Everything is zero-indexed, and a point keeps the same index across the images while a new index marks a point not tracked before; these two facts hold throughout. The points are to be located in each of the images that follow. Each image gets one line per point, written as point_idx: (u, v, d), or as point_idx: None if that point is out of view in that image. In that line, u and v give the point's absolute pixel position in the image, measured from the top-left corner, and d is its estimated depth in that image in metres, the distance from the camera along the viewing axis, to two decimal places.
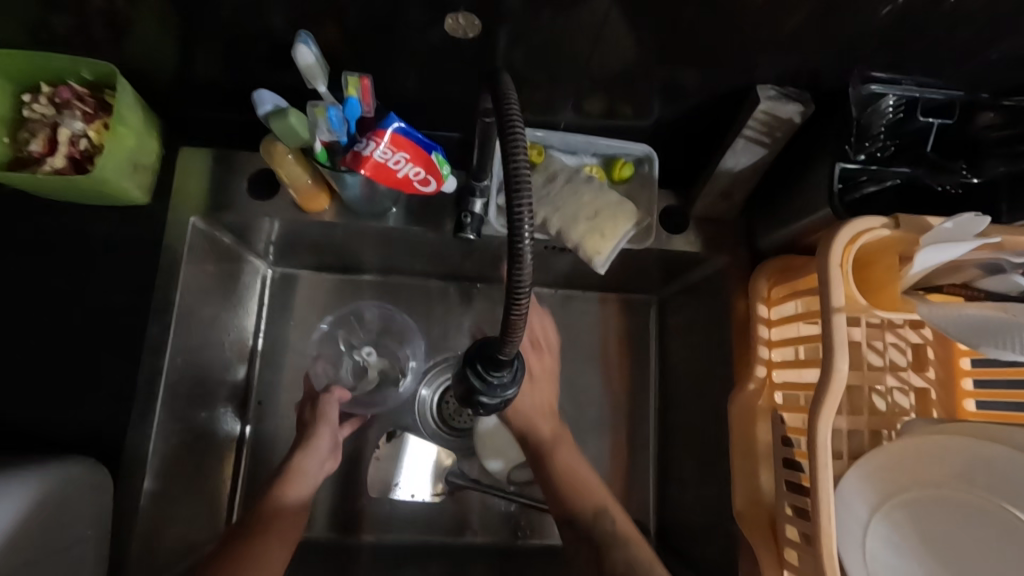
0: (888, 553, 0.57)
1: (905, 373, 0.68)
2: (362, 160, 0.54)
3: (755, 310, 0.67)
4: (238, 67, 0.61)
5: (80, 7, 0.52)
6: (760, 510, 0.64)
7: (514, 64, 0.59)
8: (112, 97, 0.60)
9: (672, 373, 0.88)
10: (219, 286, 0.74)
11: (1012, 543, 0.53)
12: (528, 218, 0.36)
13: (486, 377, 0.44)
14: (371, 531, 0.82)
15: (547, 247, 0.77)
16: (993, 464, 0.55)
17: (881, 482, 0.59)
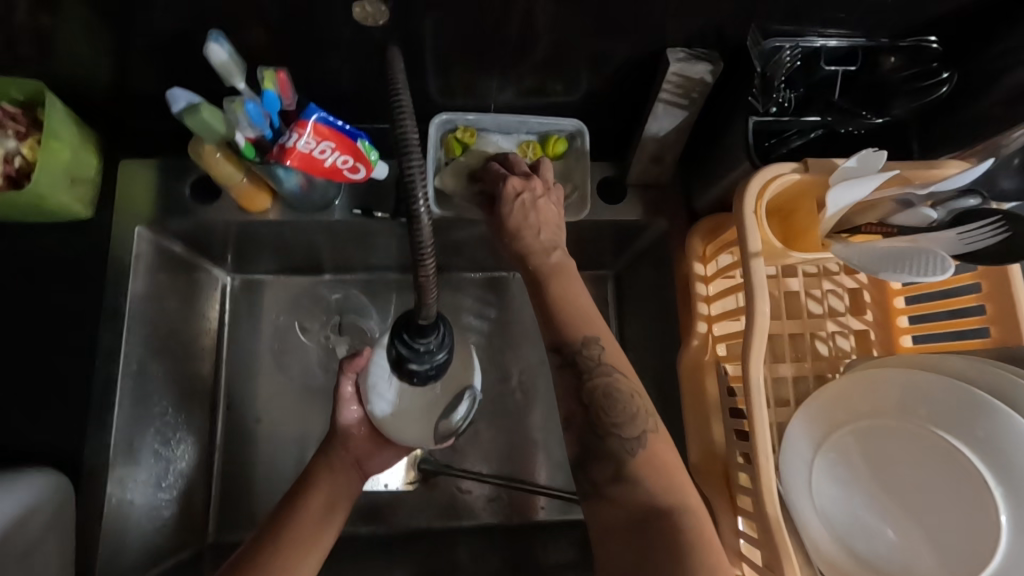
0: (836, 489, 0.57)
1: (843, 317, 0.70)
2: (287, 152, 0.55)
3: (692, 269, 0.69)
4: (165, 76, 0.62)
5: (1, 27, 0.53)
6: (714, 460, 0.66)
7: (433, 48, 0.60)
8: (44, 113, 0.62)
9: (632, 344, 0.90)
10: (173, 292, 0.75)
11: (946, 466, 0.53)
12: (421, 180, 0.37)
13: (413, 344, 0.46)
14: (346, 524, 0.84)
15: (492, 227, 0.79)
16: (923, 390, 0.56)
17: (822, 419, 0.60)
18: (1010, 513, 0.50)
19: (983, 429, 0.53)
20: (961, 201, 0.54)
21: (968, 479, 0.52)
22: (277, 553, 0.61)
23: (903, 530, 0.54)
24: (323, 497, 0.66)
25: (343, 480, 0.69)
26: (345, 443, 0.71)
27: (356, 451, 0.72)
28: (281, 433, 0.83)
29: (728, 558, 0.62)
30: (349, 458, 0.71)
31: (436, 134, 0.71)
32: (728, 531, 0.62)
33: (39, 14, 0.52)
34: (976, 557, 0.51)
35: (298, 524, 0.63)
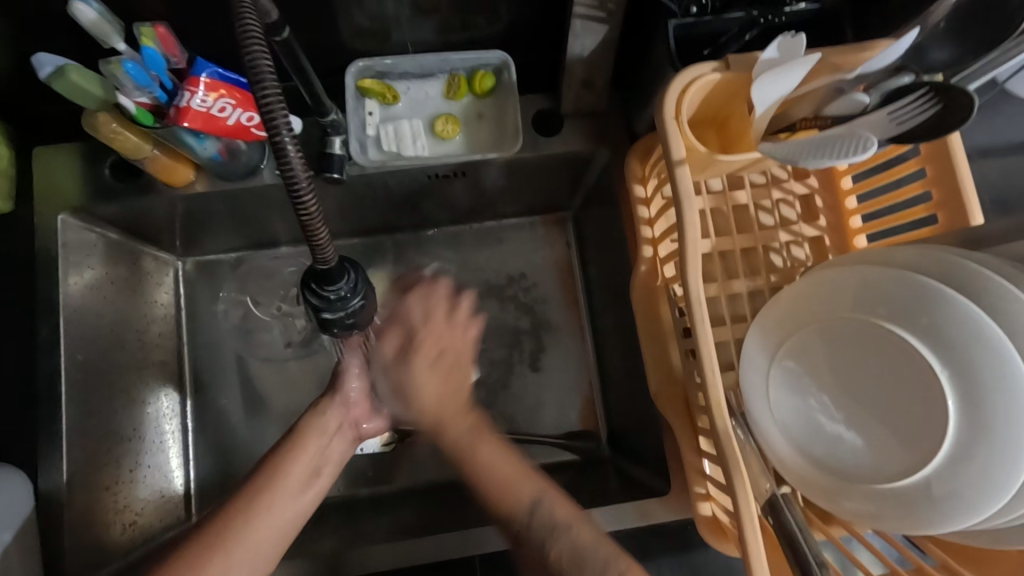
0: (791, 398, 0.56)
1: (797, 226, 0.67)
2: (183, 113, 0.53)
3: (633, 192, 0.66)
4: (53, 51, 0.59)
5: None
6: (674, 386, 0.64)
7: None
8: None
9: (595, 283, 0.88)
10: (118, 279, 0.74)
11: (899, 364, 0.51)
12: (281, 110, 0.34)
13: (322, 292, 0.44)
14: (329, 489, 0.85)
15: (431, 177, 0.76)
16: (876, 290, 0.54)
17: (775, 329, 0.58)
18: (957, 402, 0.48)
19: (931, 319, 0.51)
20: (894, 81, 0.50)
21: (919, 373, 0.50)
22: (248, 514, 0.56)
23: (860, 432, 0.53)
24: (309, 460, 0.62)
25: (336, 441, 0.65)
26: (346, 402, 0.68)
27: (354, 412, 0.69)
28: (249, 411, 0.84)
29: (692, 478, 0.61)
30: (345, 420, 0.67)
31: (353, 83, 0.68)
32: (690, 452, 0.61)
33: None
34: (927, 451, 0.49)
35: (282, 487, 0.59)
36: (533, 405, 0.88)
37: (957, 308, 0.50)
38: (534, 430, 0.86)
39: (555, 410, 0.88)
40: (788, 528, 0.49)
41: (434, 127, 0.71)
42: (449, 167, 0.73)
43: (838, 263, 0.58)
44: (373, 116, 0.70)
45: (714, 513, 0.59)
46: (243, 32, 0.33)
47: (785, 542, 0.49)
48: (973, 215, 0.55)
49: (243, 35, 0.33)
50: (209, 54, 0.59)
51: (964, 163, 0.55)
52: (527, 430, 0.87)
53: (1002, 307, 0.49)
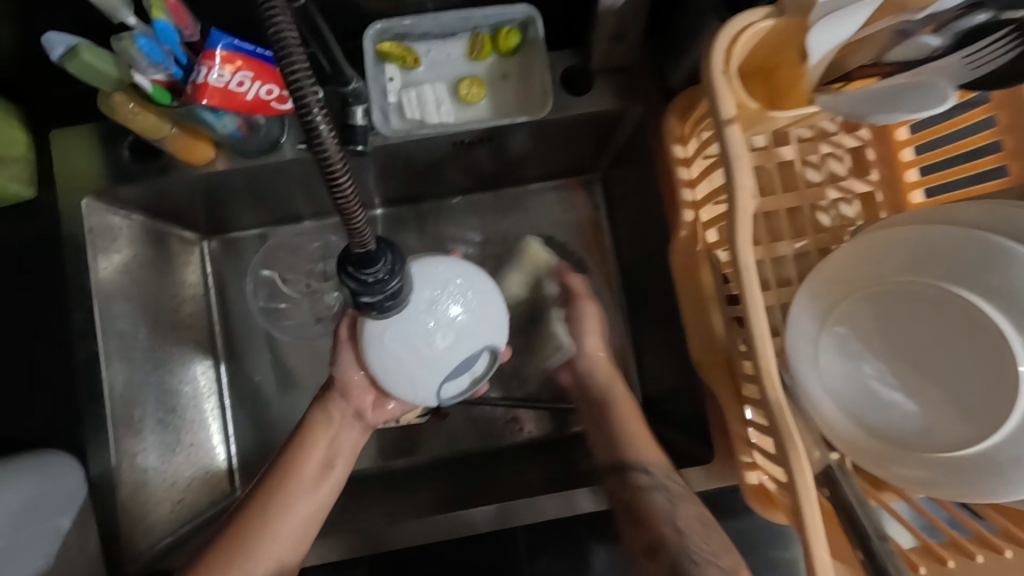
0: (845, 366, 0.53)
1: (846, 181, 0.63)
2: (201, 90, 0.50)
3: (671, 152, 0.63)
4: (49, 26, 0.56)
5: None
6: (718, 354, 0.62)
7: None
8: None
9: (626, 246, 0.85)
10: (146, 261, 0.73)
11: (962, 327, 0.49)
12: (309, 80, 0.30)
13: (360, 276, 0.42)
14: (368, 460, 0.86)
15: (455, 144, 0.73)
16: (935, 250, 0.51)
17: (826, 293, 0.55)
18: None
19: (996, 282, 0.48)
20: (968, 19, 0.44)
21: (985, 336, 0.48)
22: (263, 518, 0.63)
23: (921, 399, 0.51)
24: (316, 461, 0.68)
25: (342, 434, 0.70)
26: (347, 397, 0.69)
27: (356, 405, 0.70)
28: (284, 386, 0.84)
29: (738, 447, 0.59)
30: (349, 411, 0.70)
31: (372, 47, 0.64)
32: (736, 422, 0.60)
33: None
34: (995, 418, 0.47)
35: (295, 485, 0.66)
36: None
37: None
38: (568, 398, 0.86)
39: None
40: (846, 500, 0.48)
41: (457, 91, 0.67)
42: (474, 133, 0.70)
43: (893, 224, 0.55)
44: (394, 82, 0.66)
45: (761, 482, 0.58)
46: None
47: (841, 513, 0.48)
48: None
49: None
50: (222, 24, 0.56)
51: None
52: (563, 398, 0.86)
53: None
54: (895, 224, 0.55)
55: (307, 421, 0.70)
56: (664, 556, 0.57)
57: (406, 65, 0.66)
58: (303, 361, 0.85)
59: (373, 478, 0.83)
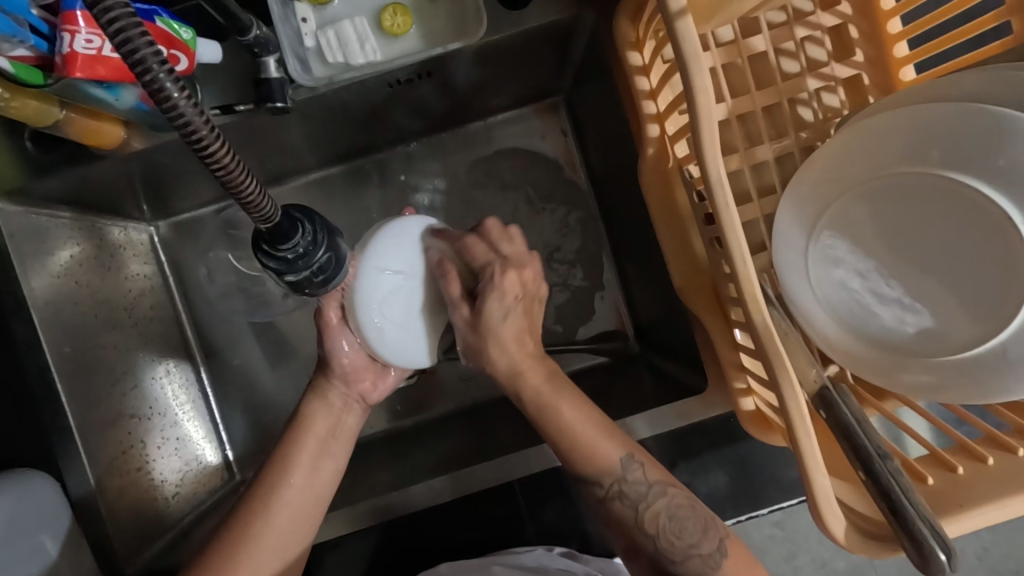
0: (839, 271, 0.49)
1: (828, 68, 0.56)
2: (71, 63, 0.43)
3: (627, 61, 0.55)
4: None
5: None
6: (701, 278, 0.57)
7: None
8: None
9: (599, 172, 0.79)
10: (87, 260, 0.69)
11: (963, 217, 0.44)
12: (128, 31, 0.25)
13: (278, 253, 0.38)
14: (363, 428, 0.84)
15: (392, 85, 0.66)
16: (930, 131, 0.45)
17: (812, 196, 0.50)
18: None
19: (1009, 157, 0.42)
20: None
21: (989, 224, 0.43)
22: (258, 507, 0.59)
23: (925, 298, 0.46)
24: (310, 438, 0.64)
25: (341, 417, 0.67)
26: (346, 379, 0.68)
27: (357, 386, 0.69)
28: (265, 363, 0.82)
29: (730, 374, 0.56)
30: (350, 396, 0.69)
31: None
32: (725, 347, 0.56)
33: None
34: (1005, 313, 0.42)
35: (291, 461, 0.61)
36: (554, 314, 0.83)
37: None
38: (558, 340, 0.82)
39: (577, 315, 0.82)
40: (844, 421, 0.45)
41: (380, 23, 0.60)
42: (410, 70, 0.63)
43: (881, 108, 0.49)
44: (308, 23, 0.59)
45: (757, 407, 0.55)
46: None
47: (839, 435, 0.45)
48: None
49: None
50: None
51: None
52: (553, 342, 0.82)
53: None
54: (883, 108, 0.49)
55: (304, 408, 0.66)
56: (660, 489, 0.55)
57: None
58: (280, 337, 0.83)
59: (370, 444, 0.82)
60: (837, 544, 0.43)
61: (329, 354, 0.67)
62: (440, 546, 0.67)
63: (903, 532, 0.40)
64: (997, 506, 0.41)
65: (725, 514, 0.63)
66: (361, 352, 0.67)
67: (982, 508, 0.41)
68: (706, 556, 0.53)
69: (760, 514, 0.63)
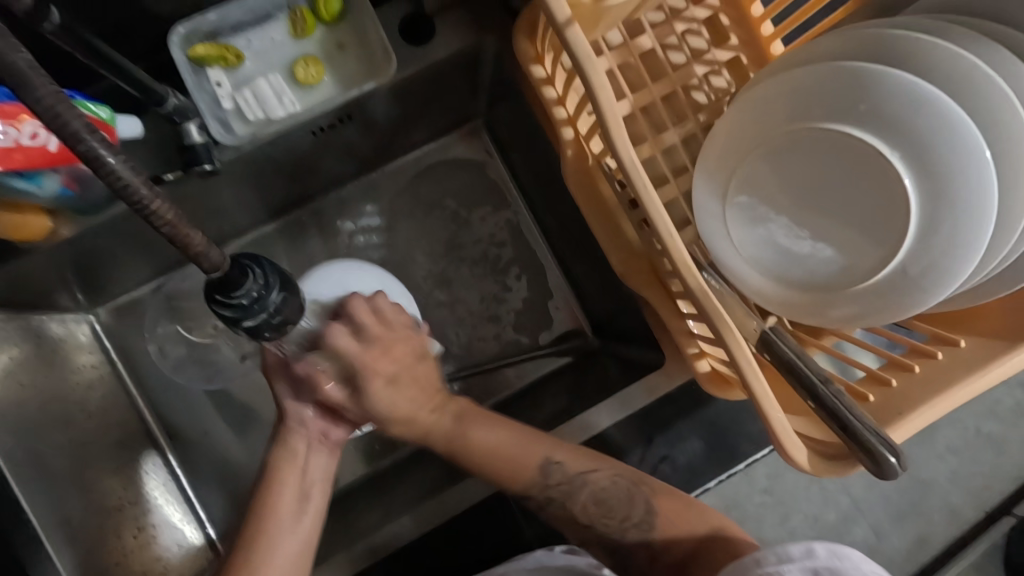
0: (758, 230, 0.53)
1: (710, 55, 0.62)
2: None
3: (532, 74, 0.60)
4: None
5: None
6: (640, 259, 0.61)
7: None
8: None
9: (530, 184, 0.83)
10: (20, 362, 0.66)
11: (851, 163, 0.49)
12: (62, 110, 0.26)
13: (232, 301, 0.39)
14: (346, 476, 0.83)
15: (316, 133, 0.68)
16: (808, 91, 0.51)
17: (721, 167, 0.55)
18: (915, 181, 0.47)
19: (869, 102, 0.49)
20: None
21: (875, 166, 0.48)
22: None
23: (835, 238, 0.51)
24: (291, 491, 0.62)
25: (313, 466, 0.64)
26: (306, 423, 0.65)
27: (320, 425, 0.66)
28: (234, 431, 0.80)
29: (682, 342, 0.59)
30: (313, 435, 0.66)
31: (182, 54, 0.59)
32: (672, 319, 0.59)
33: None
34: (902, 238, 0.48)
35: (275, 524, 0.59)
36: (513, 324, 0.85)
37: (892, 82, 0.48)
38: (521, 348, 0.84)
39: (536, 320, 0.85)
40: (785, 357, 0.49)
41: (294, 75, 0.62)
42: (331, 114, 0.65)
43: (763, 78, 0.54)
44: (222, 85, 0.61)
45: (711, 367, 0.59)
46: None
47: (784, 371, 0.49)
48: None
49: None
50: None
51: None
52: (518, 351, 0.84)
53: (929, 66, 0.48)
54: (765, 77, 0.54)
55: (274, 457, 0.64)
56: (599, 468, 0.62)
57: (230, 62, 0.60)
58: (245, 402, 0.81)
59: (354, 489, 0.80)
60: (803, 471, 0.47)
61: (284, 408, 0.65)
62: (442, 572, 0.67)
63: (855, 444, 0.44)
64: (928, 405, 0.46)
65: (707, 476, 0.67)
66: (316, 401, 0.65)
67: (915, 411, 0.46)
68: (638, 524, 0.61)
69: (738, 469, 0.67)
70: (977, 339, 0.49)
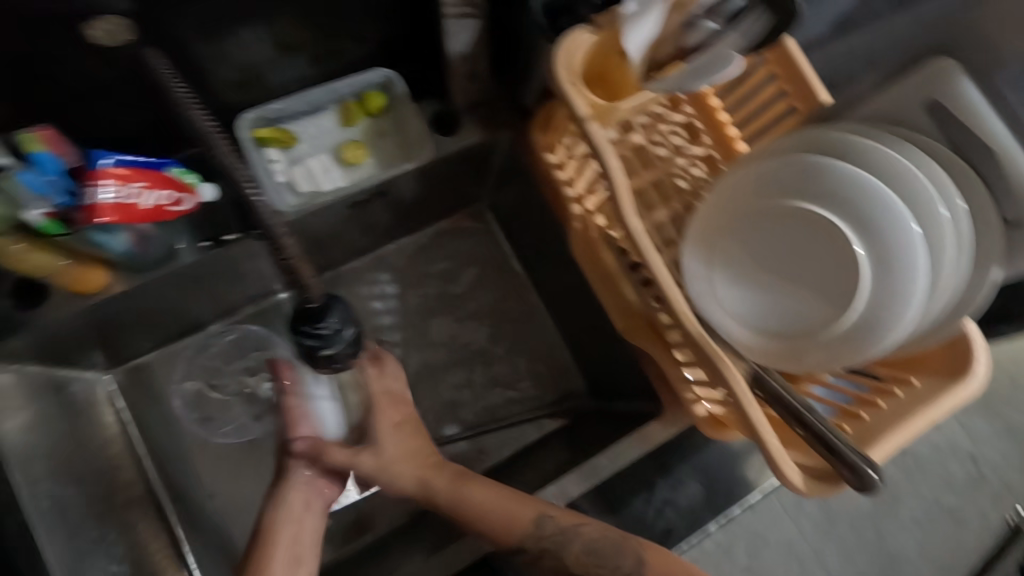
0: (735, 289, 0.63)
1: (689, 149, 0.75)
2: (93, 209, 0.51)
3: (545, 161, 0.71)
4: None
5: None
6: (635, 319, 0.69)
7: (177, 51, 0.56)
8: None
9: (532, 260, 0.92)
10: (53, 417, 0.69)
11: (820, 238, 0.60)
12: None
13: (316, 331, 0.46)
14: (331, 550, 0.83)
15: (352, 207, 0.77)
16: (819, 172, 0.59)
17: (705, 238, 0.65)
18: (863, 247, 0.57)
19: (848, 190, 0.58)
20: (732, 3, 0.57)
21: (829, 238, 0.59)
22: None
23: (802, 302, 0.60)
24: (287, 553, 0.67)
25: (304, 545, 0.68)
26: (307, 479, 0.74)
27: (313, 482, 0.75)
28: (244, 496, 0.80)
29: (680, 390, 0.66)
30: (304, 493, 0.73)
31: (248, 134, 0.69)
32: (670, 368, 0.67)
33: None
34: (882, 298, 0.56)
35: None
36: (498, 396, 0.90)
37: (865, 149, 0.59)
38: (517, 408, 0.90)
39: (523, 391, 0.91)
40: (778, 393, 0.58)
41: (341, 156, 0.73)
42: (369, 193, 0.75)
43: (767, 157, 0.63)
44: (278, 162, 0.71)
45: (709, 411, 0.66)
46: None
47: (789, 409, 0.57)
48: (821, 94, 0.67)
49: None
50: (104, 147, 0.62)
51: (802, 58, 0.66)
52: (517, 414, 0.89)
53: (867, 151, 0.59)
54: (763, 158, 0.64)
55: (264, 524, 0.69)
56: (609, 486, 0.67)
57: (269, 151, 0.71)
58: (241, 481, 0.81)
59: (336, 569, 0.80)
60: (801, 492, 0.54)
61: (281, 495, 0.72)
62: None
63: (839, 461, 0.52)
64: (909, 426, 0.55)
65: (703, 517, 0.73)
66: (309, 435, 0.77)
67: (894, 436, 0.55)
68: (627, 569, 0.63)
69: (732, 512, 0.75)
70: (926, 378, 0.59)
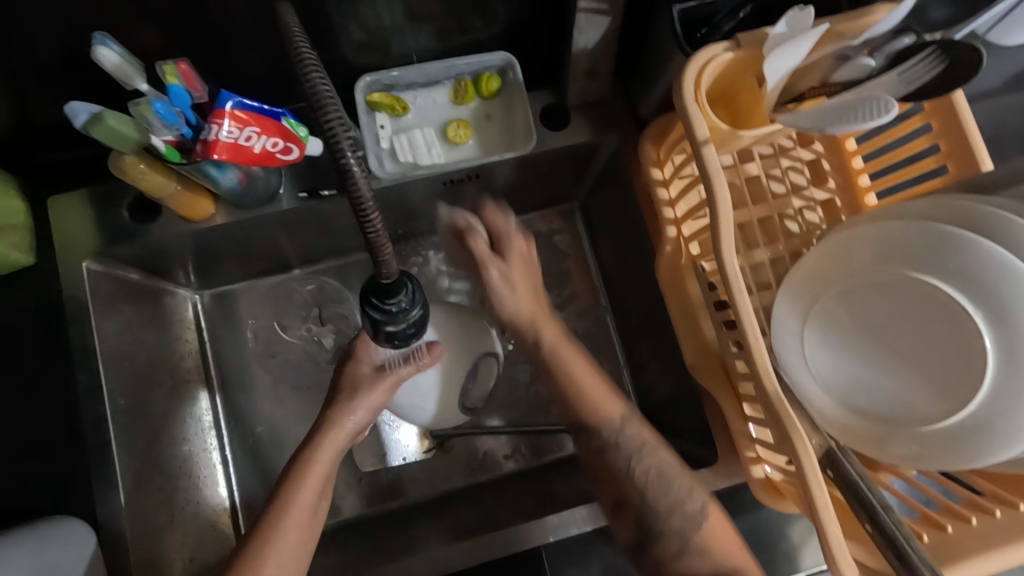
0: (826, 353, 0.56)
1: (807, 190, 0.69)
2: (211, 146, 0.54)
3: (650, 174, 0.68)
4: (113, 104, 0.63)
5: (46, 113, 0.62)
6: (710, 357, 0.64)
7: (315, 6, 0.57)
8: (65, 207, 0.69)
9: (611, 270, 0.89)
10: (144, 323, 0.74)
11: (942, 322, 0.52)
12: (346, 144, 0.36)
13: (383, 306, 0.46)
14: (357, 507, 0.85)
15: (444, 182, 0.78)
16: (959, 246, 0.51)
17: (805, 290, 0.59)
18: (994, 340, 0.49)
19: (990, 274, 0.50)
20: (895, 44, 0.51)
21: (955, 323, 0.51)
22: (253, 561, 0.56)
23: (902, 386, 0.53)
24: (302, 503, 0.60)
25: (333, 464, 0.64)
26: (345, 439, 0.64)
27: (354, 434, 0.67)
28: (290, 436, 0.84)
29: (741, 443, 0.62)
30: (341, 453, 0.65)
31: (362, 98, 0.71)
32: (736, 418, 0.62)
33: (42, 90, 0.59)
34: (995, 405, 0.49)
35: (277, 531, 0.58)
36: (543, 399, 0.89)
37: (1015, 228, 0.51)
38: None
39: None
40: (849, 476, 0.53)
41: (445, 134, 0.73)
42: (463, 171, 0.76)
43: (892, 216, 0.57)
44: (385, 128, 0.72)
45: (767, 474, 0.61)
46: (305, 72, 0.36)
47: (853, 497, 0.51)
48: (982, 161, 0.58)
49: (304, 72, 0.36)
50: (233, 86, 0.65)
51: (969, 115, 0.58)
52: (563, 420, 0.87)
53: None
54: (889, 216, 0.57)
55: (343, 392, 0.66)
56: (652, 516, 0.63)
57: (381, 116, 0.72)
58: (290, 419, 0.84)
59: (362, 526, 0.82)
60: None
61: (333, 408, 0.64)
62: None
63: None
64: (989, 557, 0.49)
65: None
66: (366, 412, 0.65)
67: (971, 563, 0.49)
68: None
69: None
70: None
